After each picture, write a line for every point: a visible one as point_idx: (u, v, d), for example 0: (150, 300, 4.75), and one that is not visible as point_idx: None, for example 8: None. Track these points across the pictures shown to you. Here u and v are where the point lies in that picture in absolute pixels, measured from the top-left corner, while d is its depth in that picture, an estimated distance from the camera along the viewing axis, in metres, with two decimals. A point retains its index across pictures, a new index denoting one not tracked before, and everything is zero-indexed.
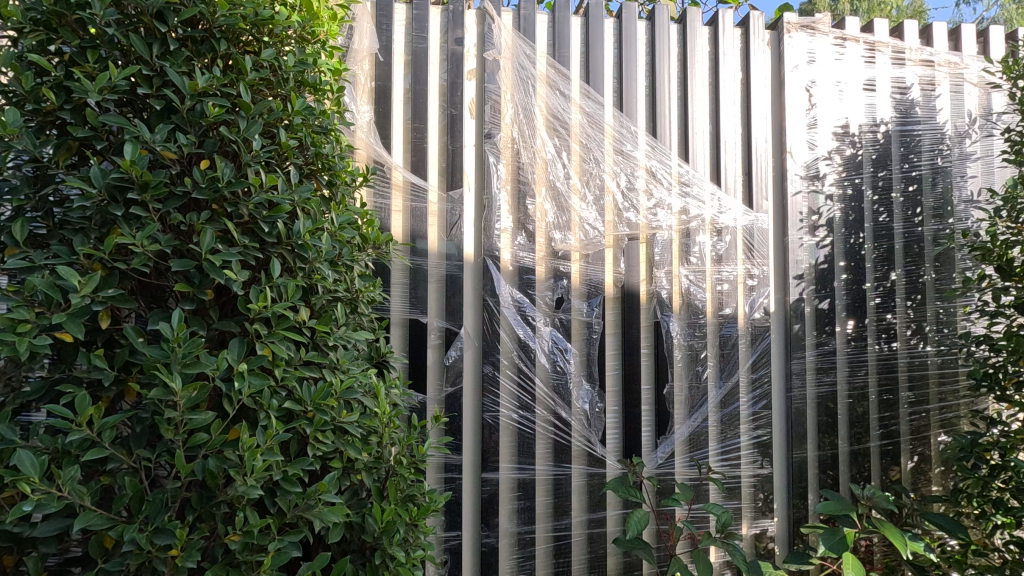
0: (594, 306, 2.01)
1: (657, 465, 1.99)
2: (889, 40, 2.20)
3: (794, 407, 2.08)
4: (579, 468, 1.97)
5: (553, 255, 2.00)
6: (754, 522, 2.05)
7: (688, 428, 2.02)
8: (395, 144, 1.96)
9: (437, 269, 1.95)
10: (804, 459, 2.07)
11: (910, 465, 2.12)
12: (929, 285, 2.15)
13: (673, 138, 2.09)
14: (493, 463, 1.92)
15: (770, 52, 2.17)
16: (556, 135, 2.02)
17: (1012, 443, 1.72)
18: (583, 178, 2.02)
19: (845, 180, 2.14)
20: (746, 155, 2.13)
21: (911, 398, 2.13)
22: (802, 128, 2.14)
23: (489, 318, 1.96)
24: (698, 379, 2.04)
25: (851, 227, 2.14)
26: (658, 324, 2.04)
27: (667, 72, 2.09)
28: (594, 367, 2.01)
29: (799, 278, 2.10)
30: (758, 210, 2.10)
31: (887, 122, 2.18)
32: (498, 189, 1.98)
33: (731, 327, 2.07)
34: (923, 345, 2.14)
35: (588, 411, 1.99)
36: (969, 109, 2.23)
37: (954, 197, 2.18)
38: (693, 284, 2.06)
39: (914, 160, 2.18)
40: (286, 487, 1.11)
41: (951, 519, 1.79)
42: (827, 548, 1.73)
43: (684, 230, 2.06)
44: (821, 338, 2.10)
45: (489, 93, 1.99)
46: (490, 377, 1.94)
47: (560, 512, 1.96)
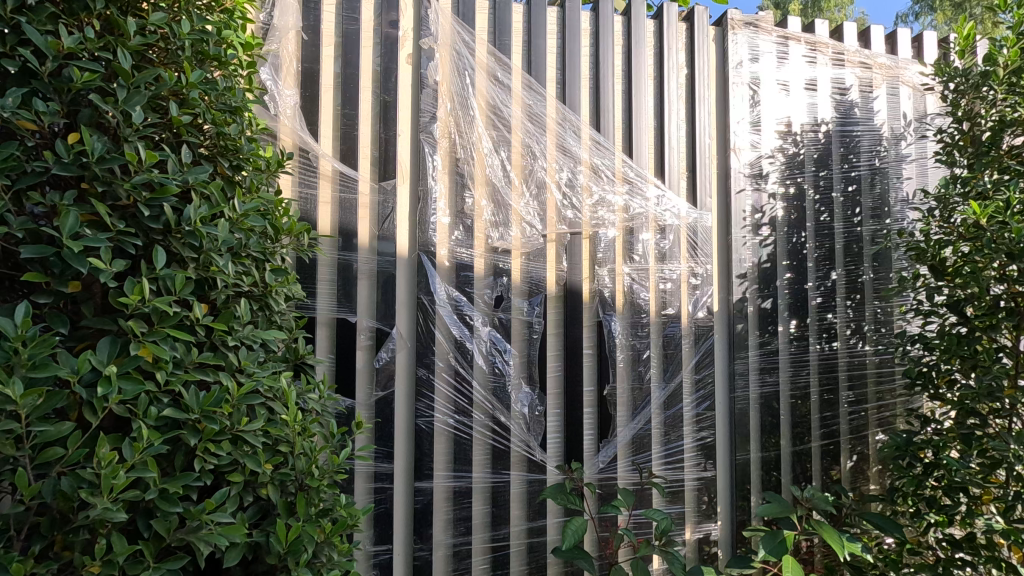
0: (535, 304, 1.93)
1: (599, 470, 1.93)
2: (829, 41, 2.21)
3: (737, 408, 2.05)
4: (518, 475, 1.88)
5: (493, 252, 1.91)
6: (698, 527, 2.01)
7: (631, 430, 1.96)
8: (322, 130, 1.82)
9: (368, 265, 1.83)
10: (747, 460, 2.04)
11: (849, 464, 2.12)
12: (868, 285, 2.17)
13: (617, 133, 2.04)
14: (427, 471, 1.81)
15: (713, 49, 2.14)
16: (496, 127, 1.93)
17: (945, 441, 1.72)
18: (524, 173, 1.94)
19: (787, 179, 2.13)
20: (690, 152, 2.09)
21: (850, 397, 2.14)
22: (746, 126, 2.12)
23: (424, 318, 1.84)
24: (640, 380, 1.98)
25: (793, 227, 2.13)
26: (601, 324, 1.97)
27: (611, 65, 2.03)
28: (535, 369, 1.92)
29: (743, 277, 2.08)
30: (702, 208, 2.07)
31: (828, 122, 2.19)
32: (434, 181, 1.87)
33: (674, 326, 2.02)
34: (862, 345, 2.15)
35: (528, 415, 1.90)
36: (905, 111, 2.26)
37: (891, 198, 2.20)
38: (636, 283, 2.00)
39: (853, 161, 2.19)
40: (165, 507, 0.98)
41: (887, 518, 1.79)
42: (768, 551, 1.69)
43: (627, 228, 2.01)
44: (763, 338, 2.08)
45: (424, 80, 1.89)
46: (425, 380, 1.83)
47: (499, 522, 1.86)
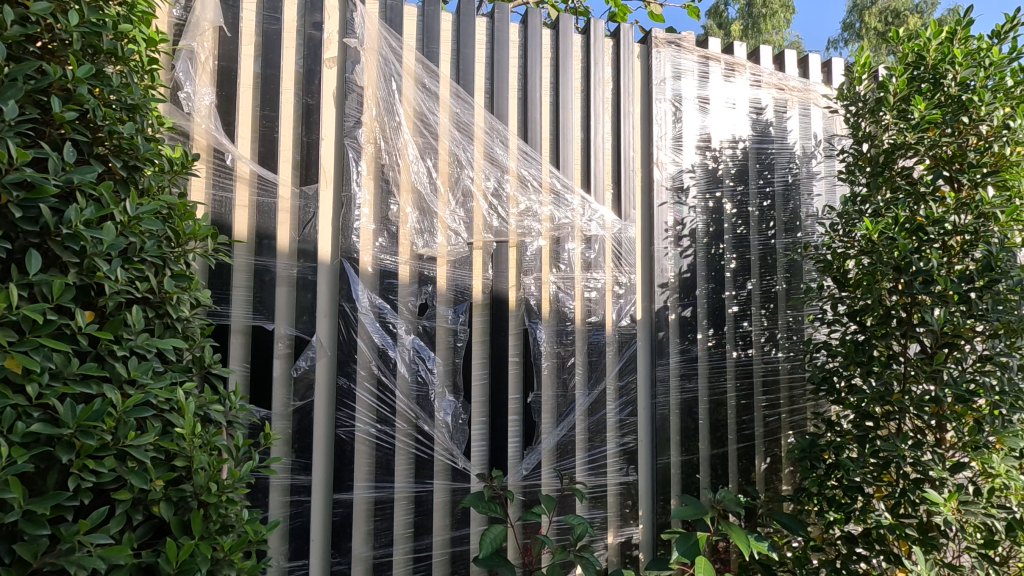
0: (460, 312, 1.92)
1: (523, 477, 1.94)
2: (746, 63, 2.33)
3: (658, 414, 2.11)
4: (442, 484, 1.87)
5: (418, 260, 1.90)
6: (620, 530, 2.05)
7: (555, 437, 1.99)
8: (240, 131, 1.76)
9: (288, 271, 1.78)
10: (667, 464, 2.10)
11: (763, 465, 2.22)
12: (781, 295, 2.28)
13: (544, 145, 2.07)
14: (346, 483, 1.76)
15: (638, 65, 2.22)
16: (423, 135, 1.93)
17: (844, 443, 1.82)
18: (451, 180, 1.95)
19: (706, 193, 2.23)
20: (615, 164, 2.15)
21: (764, 402, 2.24)
22: (668, 141, 2.20)
23: (346, 326, 1.81)
24: (565, 387, 2.01)
25: (712, 239, 2.22)
26: (527, 331, 1.99)
27: (539, 77, 2.07)
28: (460, 377, 1.91)
29: (665, 287, 2.15)
30: (626, 218, 2.13)
31: (745, 139, 2.30)
32: (358, 187, 1.84)
33: (599, 334, 2.07)
34: (775, 351, 2.26)
35: (451, 423, 1.89)
36: (816, 131, 2.40)
37: (802, 213, 2.33)
38: (562, 291, 2.04)
39: (768, 176, 2.31)
40: (30, 531, 0.92)
41: (793, 517, 1.88)
42: (681, 553, 1.75)
43: (554, 237, 2.04)
44: (683, 345, 2.16)
45: (349, 84, 1.86)
46: (345, 389, 1.79)
47: (421, 532, 1.83)
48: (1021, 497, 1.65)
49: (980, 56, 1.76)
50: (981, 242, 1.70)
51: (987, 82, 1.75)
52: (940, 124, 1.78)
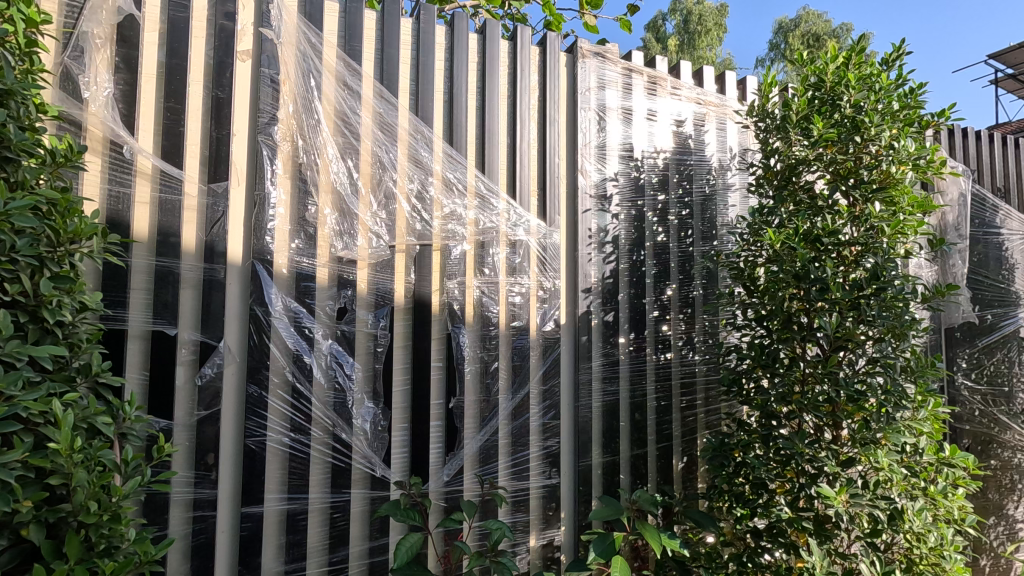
0: (381, 316, 1.88)
1: (444, 483, 1.92)
2: (667, 76, 2.42)
3: (580, 417, 2.14)
4: (359, 493, 1.82)
5: (337, 262, 1.84)
6: (542, 533, 2.07)
7: (478, 442, 1.98)
8: (142, 123, 1.65)
9: (193, 274, 1.68)
10: (589, 466, 2.14)
11: (680, 464, 2.30)
12: (698, 300, 2.38)
13: (470, 149, 2.07)
14: (255, 496, 1.68)
15: (564, 73, 2.26)
16: (344, 134, 1.87)
17: (750, 441, 1.91)
18: (373, 182, 1.90)
19: (628, 201, 2.29)
20: (541, 171, 2.18)
21: (682, 403, 2.33)
22: (592, 150, 2.26)
23: (257, 331, 1.73)
24: (488, 392, 2.01)
25: (634, 246, 2.28)
26: (450, 336, 1.97)
27: (465, 81, 2.06)
28: (380, 383, 1.87)
29: (588, 292, 2.19)
30: (551, 224, 2.16)
31: (666, 150, 2.39)
32: (273, 186, 1.77)
33: (523, 338, 2.08)
34: (692, 355, 2.35)
35: (370, 430, 1.85)
36: (731, 145, 2.53)
37: (718, 222, 2.44)
38: (486, 296, 2.03)
39: (687, 187, 2.40)
40: None
41: (705, 514, 1.96)
42: (598, 553, 1.79)
43: (478, 242, 2.03)
44: (606, 349, 2.21)
45: (265, 78, 1.79)
46: (256, 397, 1.71)
47: (337, 544, 1.78)
48: (904, 487, 1.74)
49: (870, 81, 1.91)
50: (871, 252, 1.83)
51: (876, 105, 1.89)
52: (837, 142, 1.91)
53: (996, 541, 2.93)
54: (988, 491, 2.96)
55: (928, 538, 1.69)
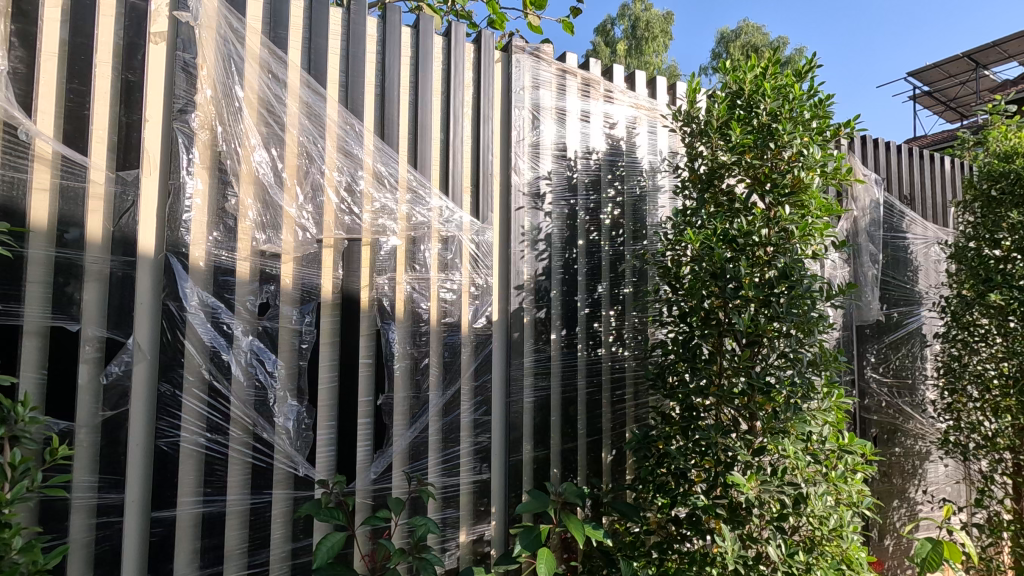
0: (306, 312, 1.84)
1: (372, 481, 1.90)
2: (600, 79, 2.48)
3: (511, 412, 2.17)
4: (282, 494, 1.77)
5: (260, 256, 1.78)
6: (472, 528, 2.08)
7: (407, 439, 1.97)
8: (41, 105, 1.54)
9: (99, 266, 1.58)
10: (519, 460, 2.17)
11: (609, 457, 2.37)
12: (628, 298, 2.45)
13: (402, 144, 2.05)
14: (167, 499, 1.61)
15: (499, 71, 2.28)
16: (268, 124, 1.81)
17: (671, 433, 1.99)
18: (299, 173, 1.85)
19: (561, 200, 2.33)
20: (474, 168, 2.19)
21: (612, 398, 2.40)
22: (526, 148, 2.29)
23: (171, 327, 1.65)
24: (418, 389, 2.00)
25: (567, 244, 2.33)
26: (380, 332, 1.95)
27: (397, 75, 2.03)
28: (305, 380, 1.82)
29: (520, 289, 2.22)
30: (484, 221, 2.17)
31: (598, 151, 2.44)
32: (190, 175, 1.70)
33: (454, 335, 2.08)
34: (622, 351, 2.42)
35: (294, 429, 1.80)
36: (662, 148, 2.61)
37: (648, 222, 2.52)
38: (417, 292, 2.02)
39: (618, 187, 2.47)
40: None
41: (629, 504, 2.03)
42: (523, 546, 1.82)
43: (410, 237, 2.02)
44: (537, 346, 2.24)
45: (182, 63, 1.71)
46: (168, 397, 1.64)
47: (257, 546, 1.73)
48: (808, 475, 1.84)
49: (785, 91, 2.02)
50: (782, 253, 1.94)
51: (789, 113, 2.00)
52: (753, 148, 2.01)
53: (899, 521, 3.16)
54: (893, 475, 3.19)
55: (829, 520, 1.82)
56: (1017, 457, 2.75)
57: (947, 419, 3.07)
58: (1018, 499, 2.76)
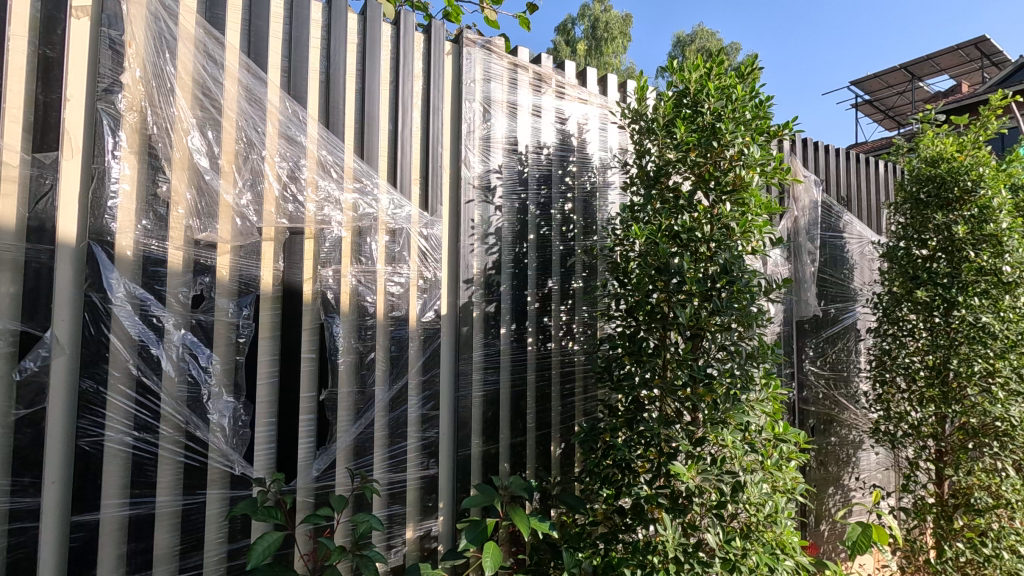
0: (244, 305, 1.77)
1: (314, 479, 1.85)
2: (552, 74, 2.49)
3: (460, 407, 2.15)
4: (217, 494, 1.70)
5: (194, 245, 1.70)
6: (419, 524, 2.06)
7: (352, 435, 1.93)
8: None
9: (12, 255, 1.46)
10: (467, 455, 2.16)
11: (558, 450, 2.40)
12: (578, 292, 2.48)
13: (348, 133, 1.99)
14: (89, 502, 1.52)
15: (449, 62, 2.26)
16: (203, 106, 1.72)
17: (616, 426, 2.02)
18: (237, 160, 1.77)
19: (512, 194, 2.33)
20: (423, 160, 2.16)
21: (561, 391, 2.42)
22: (476, 141, 2.27)
23: (94, 320, 1.55)
24: (363, 384, 1.96)
25: (517, 238, 2.33)
26: (323, 326, 1.90)
27: (343, 62, 1.98)
28: (243, 376, 1.76)
29: (469, 282, 2.21)
30: (433, 214, 2.15)
31: (549, 146, 2.46)
32: (117, 159, 1.60)
33: (401, 329, 2.05)
34: (571, 345, 2.44)
35: (230, 427, 1.73)
36: (612, 144, 2.65)
37: (598, 218, 2.56)
38: (363, 285, 1.98)
39: (568, 183, 2.49)
40: None
41: (575, 496, 2.05)
42: (469, 540, 1.81)
43: (356, 229, 1.97)
44: (487, 340, 2.23)
45: (108, 40, 1.61)
46: (91, 394, 1.54)
47: (189, 549, 1.65)
48: (745, 464, 1.90)
49: (728, 91, 2.07)
50: (724, 248, 1.99)
51: (731, 113, 2.06)
52: (697, 146, 2.06)
53: (833, 507, 3.32)
54: (829, 463, 3.35)
55: (764, 507, 1.89)
56: (939, 444, 2.92)
57: (877, 409, 3.24)
58: (940, 483, 2.94)
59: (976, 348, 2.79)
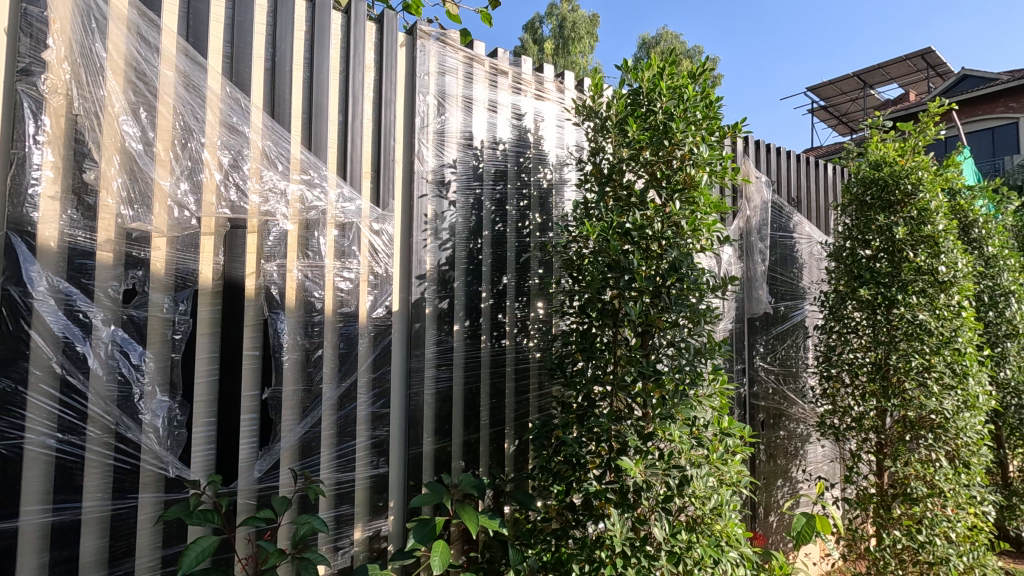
0: (181, 300, 1.69)
1: (256, 480, 1.79)
2: (509, 69, 2.48)
3: (412, 404, 2.12)
4: (150, 497, 1.63)
5: (125, 238, 1.61)
6: (368, 524, 2.03)
7: (297, 435, 1.87)
8: None
9: None
10: (419, 453, 2.13)
11: (512, 447, 2.40)
12: (533, 289, 2.47)
13: (295, 123, 1.93)
14: (6, 508, 1.43)
15: (403, 54, 2.22)
16: (137, 90, 1.64)
17: (568, 422, 2.02)
18: (174, 147, 1.69)
19: (467, 189, 2.31)
20: (375, 153, 2.12)
21: (515, 388, 2.41)
22: (430, 135, 2.24)
23: (12, 315, 1.46)
24: (310, 382, 1.91)
25: (471, 234, 2.31)
26: (267, 323, 1.84)
27: (290, 49, 1.91)
28: (179, 374, 1.68)
29: (422, 278, 2.17)
30: (384, 208, 2.10)
31: (505, 141, 2.44)
32: (39, 146, 1.50)
33: (351, 325, 2.00)
34: (526, 341, 2.44)
35: (164, 427, 1.65)
36: (569, 142, 2.66)
37: (554, 214, 2.56)
38: (311, 280, 1.92)
39: (524, 179, 2.48)
40: None
41: (527, 493, 2.04)
42: (417, 540, 1.78)
43: (302, 222, 1.91)
44: (439, 336, 2.20)
45: (29, 17, 1.51)
46: (9, 393, 1.45)
47: (119, 556, 1.57)
48: (693, 458, 1.94)
49: (679, 91, 2.10)
50: (673, 246, 2.02)
51: (683, 113, 2.09)
52: (649, 145, 2.08)
53: (781, 499, 3.43)
54: (778, 456, 3.44)
55: (709, 500, 1.93)
56: (879, 437, 3.05)
57: (823, 403, 3.35)
58: (880, 474, 3.06)
59: (914, 344, 2.92)
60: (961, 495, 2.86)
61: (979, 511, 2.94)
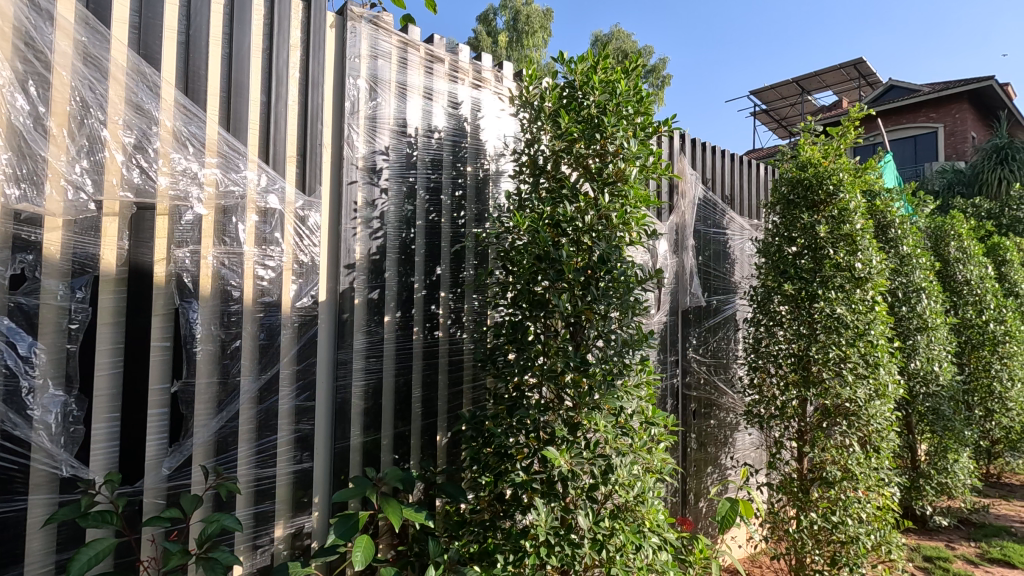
0: (78, 287, 1.57)
1: (164, 478, 1.70)
2: (445, 56, 2.43)
3: (338, 397, 2.07)
4: (42, 498, 1.51)
5: (13, 219, 1.48)
6: (291, 521, 1.96)
7: (212, 430, 1.78)
8: None
9: None
10: (346, 447, 2.08)
11: (444, 440, 2.38)
12: (468, 280, 2.45)
13: (211, 102, 1.82)
14: None
15: (332, 35, 2.14)
16: (25, 58, 1.49)
17: (498, 414, 2.02)
18: (70, 123, 1.56)
19: (400, 177, 2.26)
20: (301, 137, 2.03)
21: (448, 380, 2.39)
22: (361, 120, 2.17)
23: None
24: (226, 374, 1.82)
25: (404, 223, 2.26)
26: (178, 312, 1.74)
27: (206, 23, 1.80)
28: (75, 366, 1.56)
29: (350, 268, 2.11)
30: (310, 195, 2.03)
31: (441, 130, 2.40)
32: None
33: (273, 315, 1.93)
34: (460, 333, 2.42)
35: (57, 424, 1.53)
36: (505, 133, 2.65)
37: (489, 205, 2.55)
38: (228, 268, 1.83)
39: (460, 168, 2.45)
40: None
41: (456, 486, 2.03)
42: (338, 536, 1.73)
43: (219, 206, 1.81)
44: (369, 328, 2.15)
45: None
46: None
47: (4, 563, 1.46)
48: (618, 447, 1.98)
49: (612, 85, 2.12)
50: (603, 238, 2.05)
51: (615, 108, 2.11)
52: (582, 137, 2.10)
53: (710, 484, 3.56)
54: (708, 444, 3.57)
55: (632, 488, 1.97)
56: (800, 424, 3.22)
57: (750, 392, 3.51)
58: (801, 460, 3.22)
59: (832, 336, 3.08)
60: (871, 477, 3.05)
61: (887, 492, 3.14)
